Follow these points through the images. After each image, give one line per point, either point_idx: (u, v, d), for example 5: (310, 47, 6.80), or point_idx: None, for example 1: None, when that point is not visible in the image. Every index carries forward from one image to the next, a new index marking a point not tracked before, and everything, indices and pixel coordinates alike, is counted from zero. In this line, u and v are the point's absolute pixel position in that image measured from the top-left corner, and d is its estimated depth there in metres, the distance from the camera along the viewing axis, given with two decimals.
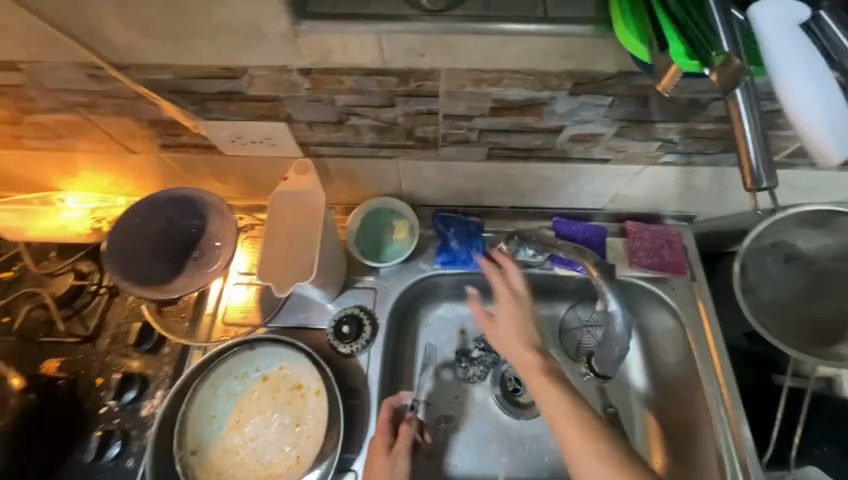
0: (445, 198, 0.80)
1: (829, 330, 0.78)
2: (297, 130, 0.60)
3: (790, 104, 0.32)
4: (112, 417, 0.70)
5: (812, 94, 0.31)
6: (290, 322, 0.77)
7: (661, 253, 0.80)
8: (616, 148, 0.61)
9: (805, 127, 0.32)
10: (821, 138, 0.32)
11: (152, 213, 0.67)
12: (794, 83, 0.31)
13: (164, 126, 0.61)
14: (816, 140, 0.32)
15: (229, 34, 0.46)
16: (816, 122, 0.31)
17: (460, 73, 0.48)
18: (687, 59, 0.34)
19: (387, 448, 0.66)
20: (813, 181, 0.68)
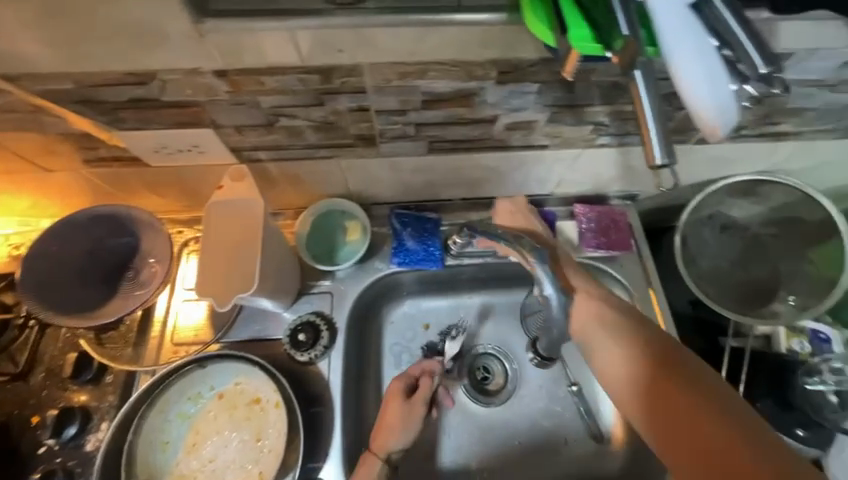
0: (396, 195, 0.79)
1: (765, 291, 0.83)
2: (225, 135, 0.57)
3: (680, 79, 0.33)
4: (52, 456, 0.65)
5: (698, 70, 0.33)
6: (243, 336, 0.74)
7: (608, 233, 0.83)
8: (552, 134, 0.62)
9: (694, 101, 0.33)
10: (708, 111, 0.33)
11: (73, 235, 0.62)
12: (682, 60, 0.33)
13: (77, 140, 0.57)
14: (703, 114, 0.33)
15: (127, 36, 0.42)
16: (703, 96, 0.33)
17: (384, 68, 0.47)
18: (591, 44, 0.36)
19: (405, 401, 0.69)
20: (737, 154, 0.72)
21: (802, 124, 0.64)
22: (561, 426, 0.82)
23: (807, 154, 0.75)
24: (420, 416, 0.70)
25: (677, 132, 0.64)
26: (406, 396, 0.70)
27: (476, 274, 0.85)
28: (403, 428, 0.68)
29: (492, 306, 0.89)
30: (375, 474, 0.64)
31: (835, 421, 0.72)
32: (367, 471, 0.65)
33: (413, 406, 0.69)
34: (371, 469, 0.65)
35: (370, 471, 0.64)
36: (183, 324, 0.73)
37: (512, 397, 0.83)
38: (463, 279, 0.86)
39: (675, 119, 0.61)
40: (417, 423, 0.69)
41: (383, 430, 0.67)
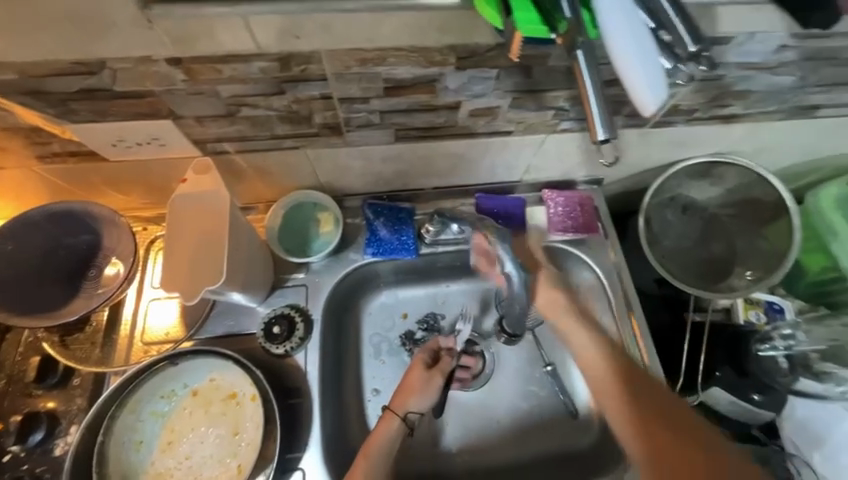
0: (367, 186, 0.79)
1: (723, 266, 0.88)
2: (186, 126, 0.56)
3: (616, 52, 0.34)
4: (18, 464, 0.63)
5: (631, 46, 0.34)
6: (218, 331, 0.73)
7: (576, 217, 0.85)
8: (515, 120, 0.64)
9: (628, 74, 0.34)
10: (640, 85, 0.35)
11: (29, 234, 0.60)
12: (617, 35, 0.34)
13: (27, 134, 0.55)
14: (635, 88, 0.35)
15: (71, 23, 0.41)
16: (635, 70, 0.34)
17: (343, 54, 0.47)
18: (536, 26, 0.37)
19: (427, 372, 0.76)
20: (692, 136, 0.75)
21: (749, 106, 0.68)
22: (539, 406, 0.84)
23: (757, 135, 0.79)
24: (439, 386, 0.76)
25: (634, 116, 0.66)
26: (427, 366, 0.77)
27: (452, 262, 0.86)
28: (424, 394, 0.74)
29: (468, 293, 0.90)
30: (393, 430, 0.70)
31: (786, 383, 0.78)
32: (387, 426, 0.70)
33: (434, 377, 0.75)
34: (390, 425, 0.71)
35: (389, 427, 0.70)
36: (154, 323, 0.72)
37: (490, 380, 0.85)
38: (439, 267, 0.87)
39: (631, 103, 0.63)
40: (435, 392, 0.75)
41: (405, 392, 0.74)
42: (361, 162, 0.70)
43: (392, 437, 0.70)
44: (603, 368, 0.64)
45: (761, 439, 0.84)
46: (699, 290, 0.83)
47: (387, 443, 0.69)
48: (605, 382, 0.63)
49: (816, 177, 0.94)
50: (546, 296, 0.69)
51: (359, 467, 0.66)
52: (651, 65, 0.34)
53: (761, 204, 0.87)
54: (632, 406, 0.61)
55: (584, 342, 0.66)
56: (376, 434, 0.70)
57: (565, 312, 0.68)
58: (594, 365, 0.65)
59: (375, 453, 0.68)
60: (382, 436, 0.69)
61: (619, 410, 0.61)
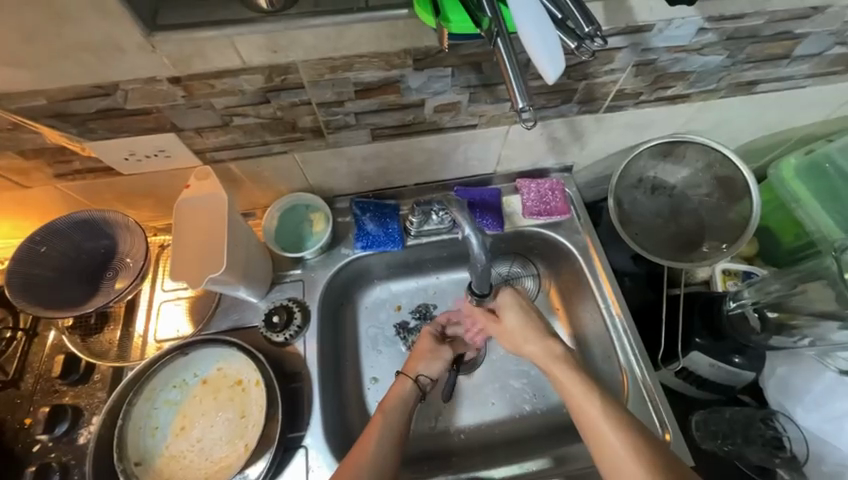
0: (353, 185, 0.86)
1: (695, 237, 0.91)
2: (187, 137, 0.65)
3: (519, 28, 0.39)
4: (46, 452, 0.69)
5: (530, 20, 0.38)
6: (224, 326, 0.80)
7: (549, 201, 0.91)
8: (477, 114, 0.71)
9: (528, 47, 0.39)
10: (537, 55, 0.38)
11: (56, 240, 0.68)
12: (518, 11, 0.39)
13: (52, 153, 0.63)
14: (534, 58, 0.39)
15: (89, 52, 0.50)
16: (533, 43, 0.38)
17: (315, 64, 0.56)
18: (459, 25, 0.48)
19: (435, 340, 0.82)
20: (645, 118, 0.82)
21: (690, 85, 0.75)
22: (530, 384, 0.88)
23: (708, 114, 0.85)
24: (447, 353, 0.82)
25: (585, 102, 0.74)
26: (435, 337, 0.83)
27: (438, 253, 0.92)
28: (434, 359, 0.80)
29: (456, 283, 0.97)
30: (407, 389, 0.76)
31: (760, 340, 0.79)
32: (402, 387, 0.76)
33: (442, 346, 0.82)
34: (403, 387, 0.76)
35: (403, 388, 0.76)
36: (166, 321, 0.79)
37: (483, 361, 0.90)
38: (427, 260, 0.94)
39: (579, 90, 0.71)
40: (444, 358, 0.81)
41: (416, 358, 0.80)
42: (345, 162, 0.78)
43: (405, 398, 0.75)
44: (574, 387, 0.68)
45: (751, 403, 0.90)
46: (671, 261, 0.87)
47: (401, 402, 0.74)
48: (578, 397, 0.67)
49: (777, 150, 0.99)
50: (514, 322, 0.77)
51: (376, 422, 0.70)
52: (551, 39, 0.38)
53: (730, 182, 0.90)
54: (606, 415, 0.64)
55: (554, 364, 0.72)
56: (391, 395, 0.75)
57: (531, 341, 0.75)
58: (565, 381, 0.69)
59: (391, 409, 0.72)
60: (396, 396, 0.75)
61: (597, 419, 0.64)
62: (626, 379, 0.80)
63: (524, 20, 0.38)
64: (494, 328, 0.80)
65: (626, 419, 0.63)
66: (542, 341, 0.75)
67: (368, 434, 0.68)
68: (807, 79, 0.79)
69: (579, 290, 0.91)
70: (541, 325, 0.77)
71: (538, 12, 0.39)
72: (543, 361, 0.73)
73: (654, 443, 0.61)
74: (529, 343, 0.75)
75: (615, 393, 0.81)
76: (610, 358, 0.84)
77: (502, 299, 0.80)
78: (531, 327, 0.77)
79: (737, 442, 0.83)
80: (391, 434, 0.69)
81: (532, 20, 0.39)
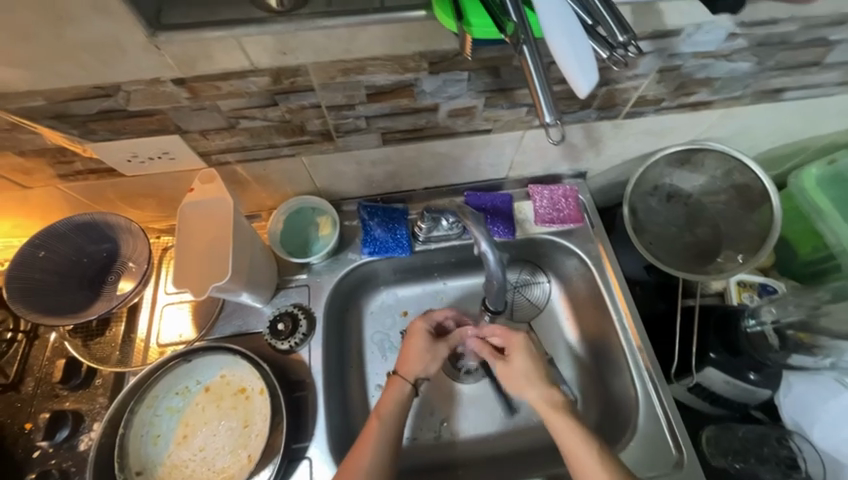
0: (361, 189, 0.84)
1: (710, 248, 0.89)
2: (191, 139, 0.63)
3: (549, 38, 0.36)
4: (46, 459, 0.68)
5: (559, 30, 0.35)
6: (228, 330, 0.79)
7: (562, 208, 0.88)
8: (492, 119, 0.69)
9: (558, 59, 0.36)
10: (568, 66, 0.35)
11: (56, 244, 0.66)
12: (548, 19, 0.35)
13: (52, 154, 0.61)
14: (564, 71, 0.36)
15: (89, 52, 0.47)
16: (563, 53, 0.35)
17: (326, 66, 0.53)
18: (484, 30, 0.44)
19: (431, 338, 0.77)
20: (666, 125, 0.79)
21: (714, 92, 0.72)
22: None
23: (730, 120, 0.82)
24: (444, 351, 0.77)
25: (605, 108, 0.71)
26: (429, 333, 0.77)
27: (447, 258, 0.90)
28: (432, 360, 0.75)
29: (463, 289, 0.95)
30: (403, 393, 0.71)
31: (778, 359, 0.77)
32: (397, 389, 0.72)
33: (438, 343, 0.77)
34: (399, 389, 0.72)
35: (398, 390, 0.71)
36: (168, 325, 0.78)
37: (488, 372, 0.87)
38: (435, 265, 0.91)
39: (599, 96, 0.68)
40: (441, 356, 0.76)
41: (412, 358, 0.74)
42: (353, 165, 0.76)
43: (400, 400, 0.71)
44: (574, 437, 0.64)
45: (764, 420, 0.87)
46: (686, 273, 0.84)
47: (396, 406, 0.70)
48: (578, 451, 0.63)
49: (800, 158, 0.96)
50: (523, 363, 0.72)
51: (373, 430, 0.67)
52: (585, 49, 0.36)
53: (750, 191, 0.87)
54: (609, 470, 0.61)
55: (556, 413, 0.67)
56: (388, 397, 0.71)
57: (536, 384, 0.70)
58: (565, 434, 0.65)
59: (388, 415, 0.68)
60: (393, 397, 0.71)
61: (597, 471, 0.61)
62: (639, 395, 0.77)
63: (554, 28, 0.36)
64: (502, 367, 0.74)
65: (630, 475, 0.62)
66: (548, 389, 0.70)
67: (363, 443, 0.65)
68: (836, 86, 0.76)
69: (590, 299, 0.88)
70: (541, 370, 0.72)
71: (568, 18, 0.36)
72: (544, 409, 0.68)
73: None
74: (532, 387, 0.70)
75: (626, 408, 0.79)
76: (620, 371, 0.82)
77: (511, 338, 0.75)
78: (539, 371, 0.72)
79: (751, 462, 0.80)
80: (389, 440, 0.66)
81: (564, 29, 0.35)
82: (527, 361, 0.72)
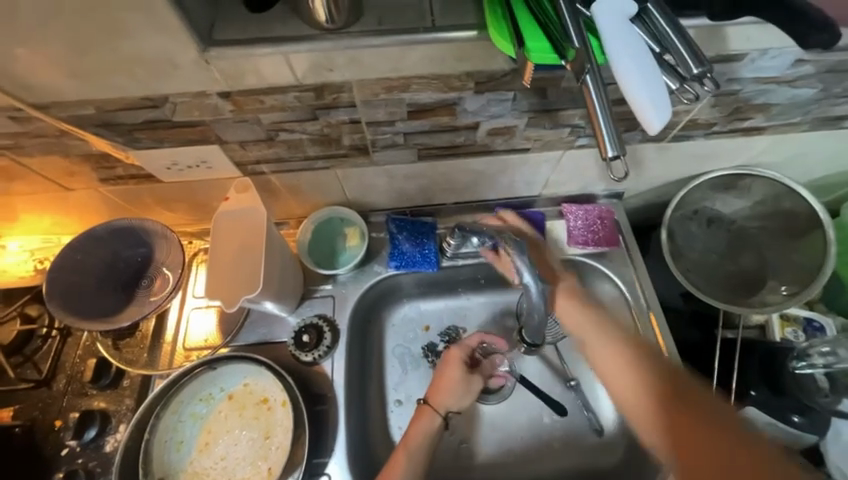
0: (391, 201, 0.83)
1: (754, 279, 0.84)
2: (230, 150, 0.63)
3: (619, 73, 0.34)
4: (73, 457, 0.69)
5: (630, 66, 0.34)
6: (252, 338, 0.78)
7: (597, 230, 0.85)
8: (532, 138, 0.67)
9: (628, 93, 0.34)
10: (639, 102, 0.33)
11: (94, 247, 0.67)
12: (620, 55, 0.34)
13: (96, 160, 0.63)
14: (635, 106, 0.34)
15: (141, 65, 0.48)
16: (634, 88, 0.33)
17: (370, 83, 0.53)
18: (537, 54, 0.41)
19: (466, 370, 0.75)
20: (714, 149, 0.75)
21: (770, 118, 0.68)
22: (563, 423, 0.83)
23: (783, 146, 0.78)
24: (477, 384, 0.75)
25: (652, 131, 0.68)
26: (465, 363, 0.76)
27: (473, 275, 0.88)
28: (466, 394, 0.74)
29: (487, 306, 0.92)
30: (432, 426, 0.70)
31: (827, 404, 0.73)
32: (427, 422, 0.70)
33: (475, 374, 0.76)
34: (429, 421, 0.70)
35: (429, 422, 0.70)
36: (194, 330, 0.78)
37: (510, 394, 0.84)
38: (460, 281, 0.89)
39: None
40: (473, 389, 0.75)
41: (445, 390, 0.73)
42: (386, 179, 0.75)
43: (427, 432, 0.70)
44: (605, 347, 0.65)
45: None
46: (727, 304, 0.80)
47: (424, 438, 0.69)
48: (601, 355, 0.65)
49: None
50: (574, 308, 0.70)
51: (398, 465, 0.65)
52: (657, 85, 0.34)
53: (800, 221, 0.82)
54: (629, 367, 0.62)
55: (598, 342, 0.66)
56: (415, 429, 0.70)
57: (590, 314, 0.69)
58: (583, 327, 0.69)
59: (414, 449, 0.67)
60: (421, 430, 0.69)
61: (616, 381, 0.63)
62: None
63: (623, 60, 0.34)
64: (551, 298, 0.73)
65: (667, 382, 0.60)
66: (587, 313, 0.69)
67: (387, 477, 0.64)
68: None
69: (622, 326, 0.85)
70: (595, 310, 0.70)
71: (639, 54, 0.35)
72: (578, 328, 0.69)
73: (699, 400, 0.57)
74: (578, 310, 0.70)
75: None
76: None
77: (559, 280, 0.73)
78: (595, 318, 0.69)
79: None
80: (416, 473, 0.66)
81: (635, 65, 0.34)
82: (567, 308, 0.71)
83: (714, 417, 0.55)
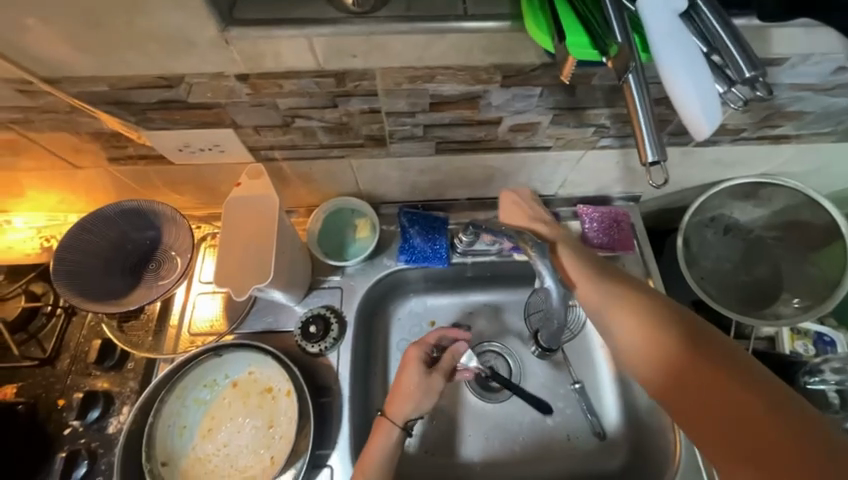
0: (404, 194, 0.81)
1: (768, 290, 0.82)
2: (244, 134, 0.61)
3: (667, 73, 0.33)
4: (76, 437, 0.69)
5: (679, 68, 0.33)
6: (258, 326, 0.78)
7: (612, 233, 0.83)
8: (554, 136, 0.65)
9: (677, 96, 0.33)
10: (687, 105, 0.33)
11: (102, 227, 0.66)
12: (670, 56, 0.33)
13: (107, 138, 0.61)
14: (683, 110, 0.33)
15: (158, 42, 0.46)
16: (684, 90, 0.33)
17: (394, 72, 0.51)
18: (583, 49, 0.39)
19: (422, 372, 0.69)
20: (739, 156, 0.73)
21: (801, 127, 0.66)
22: (564, 424, 0.83)
23: (809, 156, 0.76)
24: (438, 385, 0.69)
25: (678, 134, 0.66)
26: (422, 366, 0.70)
27: (483, 272, 0.87)
28: (423, 398, 0.67)
29: (495, 304, 0.91)
30: (391, 440, 0.65)
31: (837, 421, 0.72)
32: (385, 435, 0.65)
33: (434, 373, 0.69)
34: (388, 435, 0.66)
35: (386, 437, 0.65)
36: (200, 315, 0.77)
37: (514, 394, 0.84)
38: (470, 277, 0.88)
39: (675, 122, 0.63)
40: (434, 392, 0.69)
41: (401, 398, 0.67)
42: (401, 171, 0.73)
43: (386, 448, 0.65)
44: (599, 290, 0.59)
45: None
46: (740, 315, 0.78)
47: (382, 454, 0.65)
48: (597, 288, 0.60)
49: None
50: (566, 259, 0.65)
51: None
52: (707, 86, 0.33)
53: (820, 234, 0.81)
54: (646, 330, 0.52)
55: (577, 270, 0.63)
56: (374, 444, 0.65)
57: (577, 261, 0.64)
58: (589, 294, 0.60)
59: (373, 467, 0.64)
60: (380, 445, 0.65)
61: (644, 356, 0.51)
62: (678, 441, 0.73)
63: (673, 66, 0.33)
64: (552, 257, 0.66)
65: (687, 340, 0.49)
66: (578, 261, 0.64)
67: None
68: None
69: None
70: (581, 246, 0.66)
71: (690, 56, 0.33)
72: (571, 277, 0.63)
73: (709, 336, 0.49)
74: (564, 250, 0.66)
75: (662, 453, 0.75)
76: (659, 412, 0.77)
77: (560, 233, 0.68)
78: (579, 260, 0.64)
79: None
80: None
81: (684, 64, 0.33)
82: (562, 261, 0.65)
83: (750, 384, 0.44)
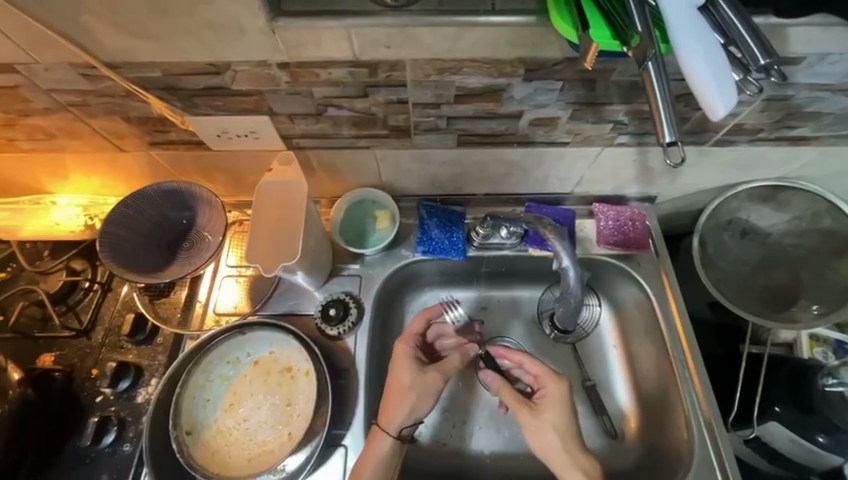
0: (423, 188, 0.84)
1: (787, 294, 0.82)
2: (278, 122, 0.65)
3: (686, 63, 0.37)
4: (107, 405, 0.72)
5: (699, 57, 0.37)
6: (280, 309, 0.81)
7: (627, 231, 0.84)
8: (573, 132, 0.67)
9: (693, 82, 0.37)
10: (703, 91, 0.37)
11: (144, 207, 0.71)
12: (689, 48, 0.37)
13: (154, 123, 0.66)
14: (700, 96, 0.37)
15: (211, 30, 0.50)
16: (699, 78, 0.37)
17: (424, 64, 0.54)
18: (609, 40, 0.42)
19: (415, 368, 0.72)
20: (757, 157, 0.74)
21: (819, 128, 0.67)
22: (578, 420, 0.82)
23: (828, 159, 0.76)
24: (434, 382, 0.72)
25: (696, 133, 0.68)
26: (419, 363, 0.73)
27: (498, 267, 0.89)
28: (417, 393, 0.70)
29: (508, 301, 0.92)
30: (385, 448, 0.67)
31: None
32: (376, 445, 0.67)
33: (428, 370, 0.72)
34: (380, 443, 0.67)
35: (378, 446, 0.67)
36: (225, 296, 0.81)
37: None
38: (484, 272, 0.90)
39: (693, 120, 0.64)
40: (430, 388, 0.71)
41: (394, 400, 0.70)
42: (422, 164, 0.76)
43: (378, 457, 0.67)
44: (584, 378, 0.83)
45: None
46: (757, 316, 0.78)
47: (376, 463, 0.67)
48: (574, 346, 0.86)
49: None
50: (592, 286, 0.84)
51: None
52: (722, 75, 0.37)
53: (839, 238, 0.81)
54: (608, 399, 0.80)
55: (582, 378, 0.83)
56: (367, 454, 0.67)
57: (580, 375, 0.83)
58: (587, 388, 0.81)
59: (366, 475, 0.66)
60: (374, 455, 0.67)
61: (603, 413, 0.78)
62: (692, 440, 0.73)
63: (694, 58, 0.37)
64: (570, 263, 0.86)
65: None
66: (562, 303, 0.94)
67: None
68: None
69: (645, 332, 0.84)
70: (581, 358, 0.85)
71: (710, 49, 0.37)
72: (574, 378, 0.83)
73: None
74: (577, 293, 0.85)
75: (677, 451, 0.75)
76: (674, 412, 0.77)
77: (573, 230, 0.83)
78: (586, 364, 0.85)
79: None
80: None
81: (700, 54, 0.37)
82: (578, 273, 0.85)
83: None
